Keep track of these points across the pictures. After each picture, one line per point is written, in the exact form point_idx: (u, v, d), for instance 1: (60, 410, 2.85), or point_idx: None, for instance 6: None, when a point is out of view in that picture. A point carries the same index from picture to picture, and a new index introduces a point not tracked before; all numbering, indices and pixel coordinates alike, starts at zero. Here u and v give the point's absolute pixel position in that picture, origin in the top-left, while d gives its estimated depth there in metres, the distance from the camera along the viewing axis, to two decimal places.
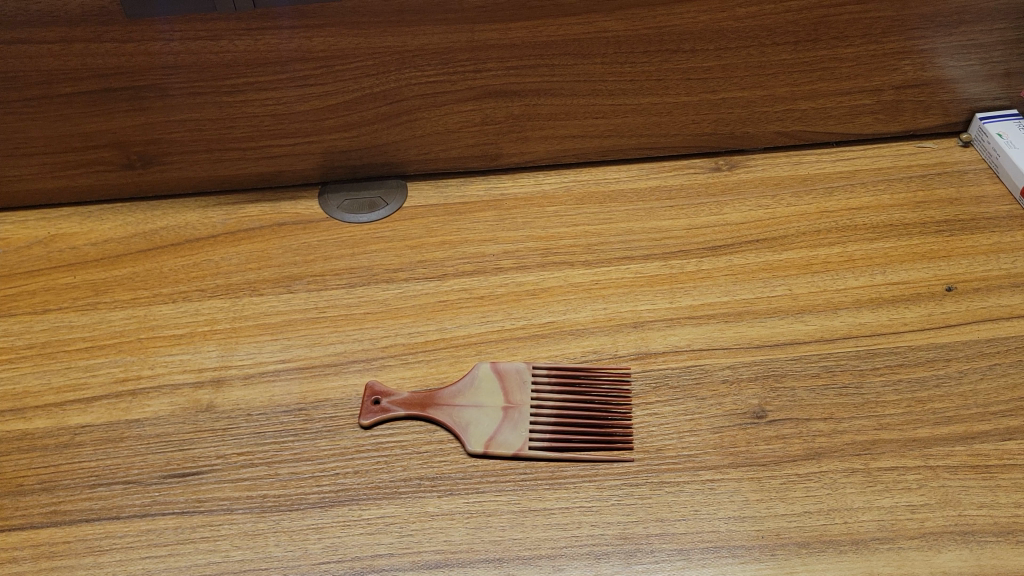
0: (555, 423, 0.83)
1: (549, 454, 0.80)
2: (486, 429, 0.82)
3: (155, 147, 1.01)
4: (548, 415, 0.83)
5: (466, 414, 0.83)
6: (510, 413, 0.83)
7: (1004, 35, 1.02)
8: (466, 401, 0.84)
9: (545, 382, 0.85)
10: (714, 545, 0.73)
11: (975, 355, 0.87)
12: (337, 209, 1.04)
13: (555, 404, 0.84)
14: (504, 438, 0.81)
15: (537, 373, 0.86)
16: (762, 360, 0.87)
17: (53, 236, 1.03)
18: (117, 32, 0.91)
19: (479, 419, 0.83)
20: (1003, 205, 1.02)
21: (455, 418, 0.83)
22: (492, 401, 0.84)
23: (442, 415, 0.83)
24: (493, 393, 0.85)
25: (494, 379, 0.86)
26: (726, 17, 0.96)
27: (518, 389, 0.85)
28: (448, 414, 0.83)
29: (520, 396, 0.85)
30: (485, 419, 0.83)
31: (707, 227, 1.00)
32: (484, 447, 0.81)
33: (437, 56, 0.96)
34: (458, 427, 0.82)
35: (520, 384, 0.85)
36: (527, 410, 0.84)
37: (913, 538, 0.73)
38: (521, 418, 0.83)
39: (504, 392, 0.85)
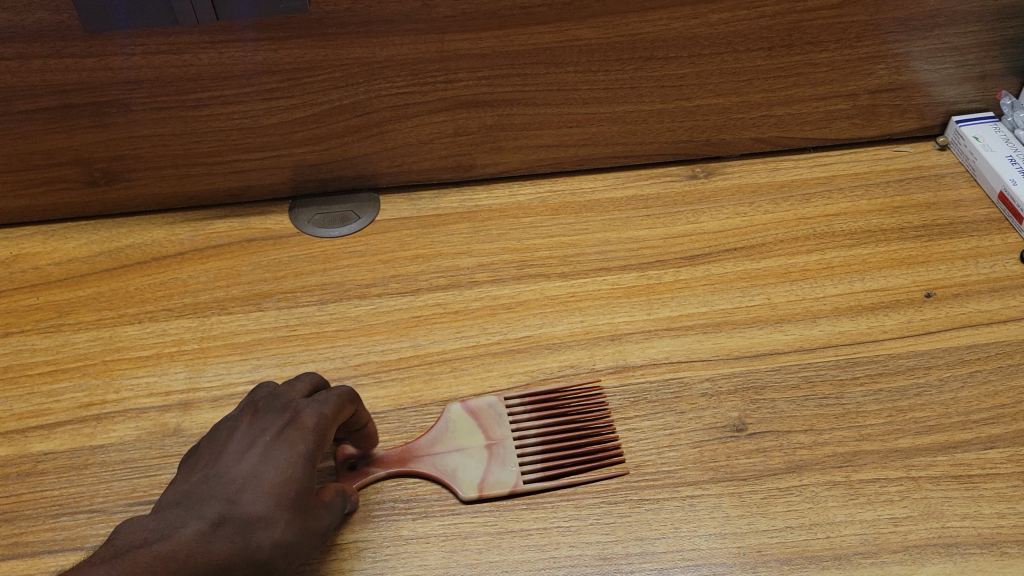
0: (542, 450, 0.80)
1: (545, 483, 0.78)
2: (476, 472, 0.79)
3: (120, 163, 0.99)
4: (535, 443, 0.81)
5: (450, 462, 0.79)
6: (494, 450, 0.81)
7: (978, 37, 1.01)
8: (447, 448, 0.81)
9: (520, 408, 0.83)
10: (694, 563, 0.72)
11: (955, 363, 0.86)
12: (307, 224, 1.02)
13: (535, 428, 0.82)
14: (497, 477, 0.78)
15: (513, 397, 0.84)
16: (741, 371, 0.86)
17: (16, 257, 1.01)
18: (76, 47, 0.88)
19: (466, 462, 0.79)
20: (981, 208, 1.01)
21: (441, 468, 0.79)
22: (472, 442, 0.81)
23: (427, 467, 0.79)
24: (471, 433, 0.82)
25: (468, 419, 0.83)
26: (699, 23, 0.95)
27: (497, 424, 0.82)
28: (432, 465, 0.79)
29: (500, 432, 0.82)
30: (471, 462, 0.79)
31: (683, 236, 0.99)
32: (480, 491, 0.77)
33: (407, 67, 0.94)
34: (446, 476, 0.78)
35: (496, 417, 0.83)
36: (511, 444, 0.81)
37: (896, 552, 0.72)
38: (507, 453, 0.80)
39: (483, 430, 0.82)
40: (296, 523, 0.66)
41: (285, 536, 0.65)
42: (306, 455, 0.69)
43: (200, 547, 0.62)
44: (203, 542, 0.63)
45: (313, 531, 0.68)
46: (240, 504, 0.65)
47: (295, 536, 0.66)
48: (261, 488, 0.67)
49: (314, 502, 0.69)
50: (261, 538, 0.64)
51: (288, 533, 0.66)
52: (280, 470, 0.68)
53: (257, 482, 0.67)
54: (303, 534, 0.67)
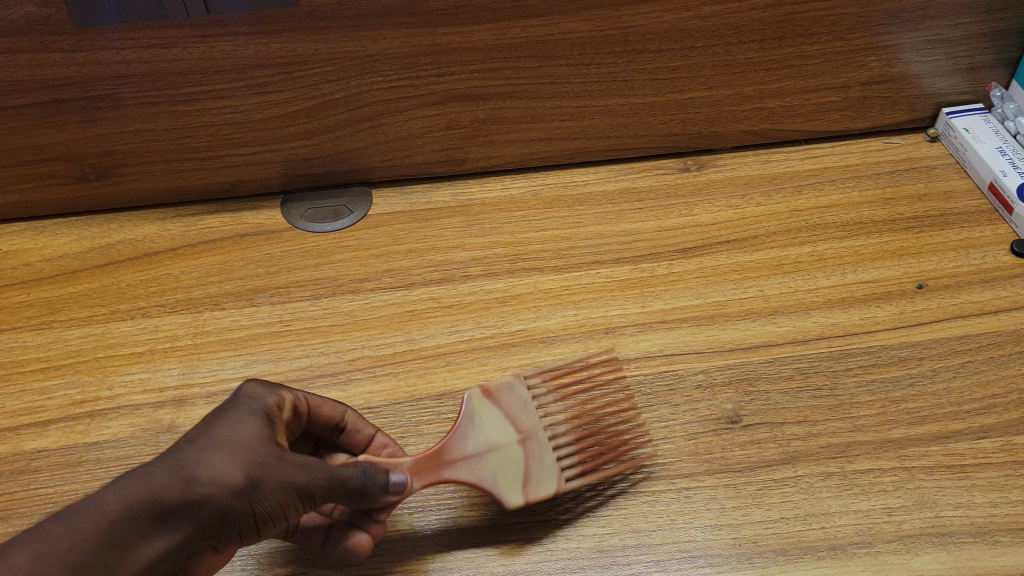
0: (577, 430, 0.78)
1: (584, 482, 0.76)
2: (517, 472, 0.75)
3: (110, 158, 0.99)
4: (568, 424, 0.79)
5: (486, 463, 0.75)
6: (531, 444, 0.76)
7: (968, 29, 1.01)
8: (479, 446, 0.75)
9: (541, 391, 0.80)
10: (690, 554, 0.72)
11: (947, 353, 0.86)
12: (300, 218, 1.02)
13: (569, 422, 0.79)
14: (539, 476, 0.75)
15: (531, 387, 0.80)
16: (735, 363, 0.86)
17: (5, 253, 1.00)
18: (65, 41, 0.88)
19: (503, 462, 0.75)
20: (971, 200, 1.01)
21: (477, 471, 0.74)
22: (504, 437, 0.76)
23: (462, 474, 0.74)
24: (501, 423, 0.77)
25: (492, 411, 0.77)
26: (692, 16, 0.95)
27: (524, 414, 0.77)
28: (466, 471, 0.74)
29: (530, 425, 0.77)
30: (508, 458, 0.75)
31: (677, 229, 0.99)
32: (528, 493, 0.74)
33: (399, 60, 0.94)
34: (485, 482, 0.74)
35: (524, 401, 0.78)
36: (545, 437, 0.77)
37: (890, 541, 0.72)
38: (541, 448, 0.76)
39: (512, 423, 0.77)
40: (274, 466, 0.62)
41: (241, 467, 0.60)
42: (259, 414, 0.66)
43: (148, 474, 0.57)
44: (147, 474, 0.57)
45: (280, 471, 0.62)
46: (202, 444, 0.61)
47: (272, 479, 0.61)
48: (225, 433, 0.62)
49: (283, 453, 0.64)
50: (220, 476, 0.59)
51: (263, 473, 0.61)
52: (227, 421, 0.64)
53: (218, 430, 0.63)
54: (283, 481, 0.62)
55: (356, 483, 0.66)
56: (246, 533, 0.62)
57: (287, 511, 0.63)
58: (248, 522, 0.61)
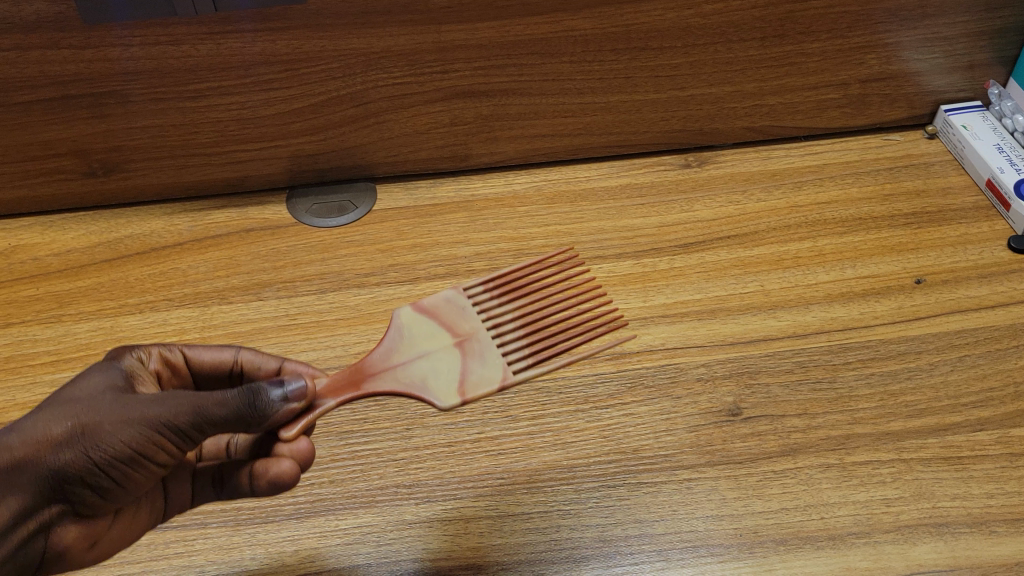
0: (522, 324, 0.85)
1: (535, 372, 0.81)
2: (451, 376, 0.79)
3: (118, 154, 1.00)
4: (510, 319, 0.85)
5: (416, 371, 0.79)
6: (466, 344, 0.82)
7: (967, 27, 1.02)
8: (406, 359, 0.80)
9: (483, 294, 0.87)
10: (692, 544, 0.74)
11: (945, 347, 0.87)
12: (305, 213, 1.03)
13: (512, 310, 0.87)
14: (474, 376, 0.80)
15: (471, 293, 0.87)
16: (736, 357, 0.87)
17: (14, 248, 1.01)
18: (74, 38, 0.88)
19: (435, 363, 0.80)
20: (969, 196, 1.03)
21: (406, 378, 0.79)
22: (436, 343, 0.81)
23: (388, 383, 0.78)
24: (433, 330, 0.83)
25: (425, 318, 0.83)
26: (694, 14, 0.96)
27: (459, 320, 0.84)
28: (392, 379, 0.78)
29: (467, 327, 0.83)
30: (440, 360, 0.80)
31: (678, 224, 1.00)
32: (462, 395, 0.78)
33: (403, 57, 0.95)
34: (416, 387, 0.78)
35: (460, 310, 0.85)
36: (480, 338, 0.82)
37: (889, 531, 0.74)
38: (478, 347, 0.82)
39: (445, 329, 0.83)
40: (113, 410, 0.63)
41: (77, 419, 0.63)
42: None
43: None
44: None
45: (126, 413, 0.63)
46: (49, 407, 0.64)
47: (112, 424, 0.63)
48: (74, 391, 0.65)
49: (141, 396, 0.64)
50: (56, 430, 0.62)
51: (101, 420, 0.63)
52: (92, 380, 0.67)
53: (71, 389, 0.66)
54: (127, 423, 0.62)
55: (230, 408, 0.63)
56: (116, 484, 0.65)
57: (152, 450, 0.63)
58: (106, 472, 0.63)
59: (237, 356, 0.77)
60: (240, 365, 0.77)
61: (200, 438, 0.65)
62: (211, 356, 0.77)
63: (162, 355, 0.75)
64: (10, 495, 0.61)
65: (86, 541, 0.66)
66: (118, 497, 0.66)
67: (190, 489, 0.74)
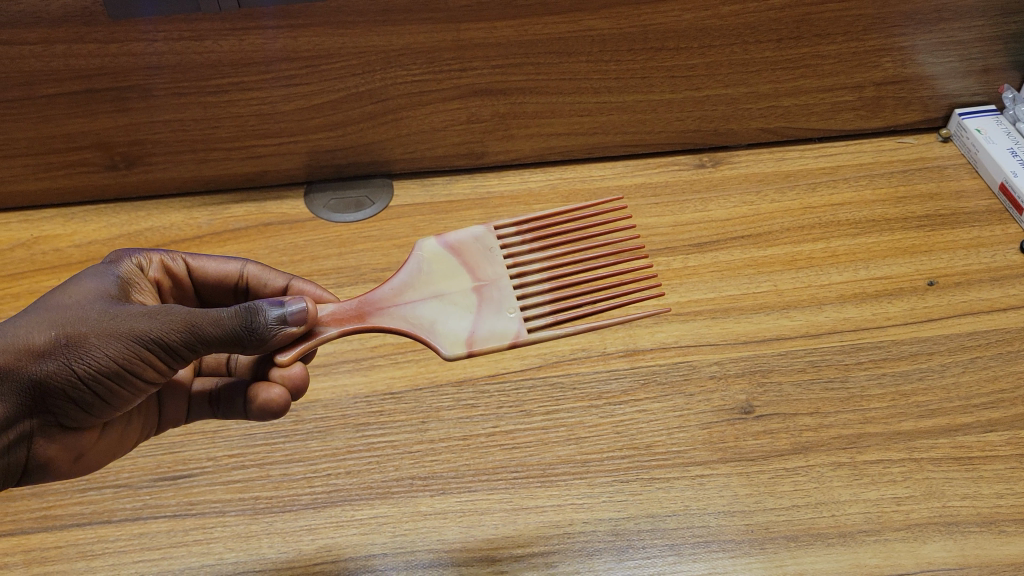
0: (549, 277, 0.84)
1: (548, 331, 0.80)
2: (460, 326, 0.79)
3: (139, 147, 1.01)
4: (538, 269, 0.84)
5: (425, 314, 0.79)
6: (484, 291, 0.81)
7: (982, 31, 1.03)
8: (420, 298, 0.80)
9: (518, 240, 0.86)
10: (704, 539, 0.74)
11: (957, 349, 0.88)
12: (323, 208, 1.04)
13: (545, 259, 0.85)
14: (485, 330, 0.79)
15: (502, 233, 0.86)
16: (749, 355, 0.88)
17: (37, 239, 1.03)
18: (99, 32, 0.90)
19: (446, 308, 0.80)
20: (982, 199, 1.03)
21: (415, 319, 0.79)
22: (453, 288, 0.81)
23: (395, 321, 0.78)
24: (455, 270, 0.82)
25: (449, 257, 0.83)
26: (710, 15, 0.97)
27: (484, 265, 0.83)
28: (398, 317, 0.79)
29: (489, 273, 0.82)
30: (453, 306, 0.80)
31: (693, 224, 1.01)
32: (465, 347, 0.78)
33: (422, 55, 0.96)
34: (422, 329, 0.78)
35: (486, 251, 0.84)
36: (500, 288, 0.82)
37: (899, 530, 0.74)
38: (494, 297, 0.81)
39: (467, 273, 0.82)
40: (99, 326, 0.67)
41: (60, 330, 0.67)
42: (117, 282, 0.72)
43: None
44: None
45: (111, 330, 0.67)
46: (35, 314, 0.68)
47: (99, 338, 0.67)
48: (62, 300, 0.69)
49: (126, 313, 0.68)
50: (40, 338, 0.66)
51: (88, 333, 0.67)
52: (78, 291, 0.71)
53: (57, 296, 0.70)
54: (114, 337, 0.67)
55: (223, 328, 0.68)
56: (97, 397, 0.69)
57: (135, 367, 0.68)
58: (89, 384, 0.68)
59: (242, 270, 0.82)
60: (244, 278, 0.82)
61: (187, 354, 0.69)
62: (216, 267, 0.82)
63: (163, 263, 0.80)
64: None
65: (67, 454, 0.72)
66: (100, 410, 0.71)
67: (184, 406, 0.81)
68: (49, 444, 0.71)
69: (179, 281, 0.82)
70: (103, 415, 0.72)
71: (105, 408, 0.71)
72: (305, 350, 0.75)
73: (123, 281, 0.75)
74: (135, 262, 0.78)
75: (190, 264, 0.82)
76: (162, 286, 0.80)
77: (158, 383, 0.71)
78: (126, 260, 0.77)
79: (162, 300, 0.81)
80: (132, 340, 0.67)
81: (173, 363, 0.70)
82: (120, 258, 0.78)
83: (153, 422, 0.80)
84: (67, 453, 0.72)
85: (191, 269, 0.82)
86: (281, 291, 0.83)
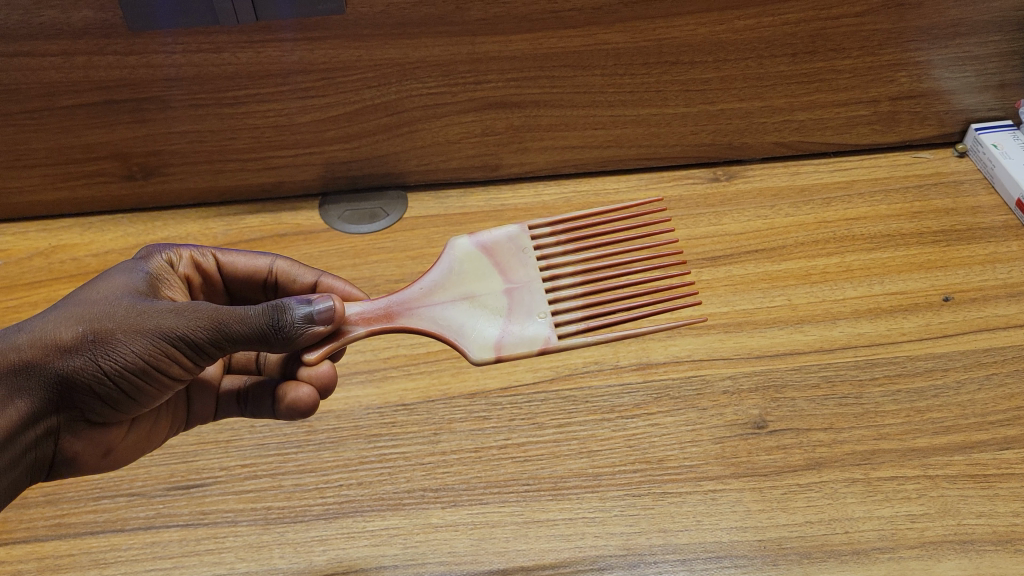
0: (582, 281, 0.85)
1: (579, 338, 0.82)
2: (490, 332, 0.80)
3: (157, 158, 1.02)
4: (571, 272, 0.86)
5: (453, 318, 0.81)
6: (515, 294, 0.83)
7: (999, 47, 1.03)
8: (449, 301, 0.82)
9: (551, 242, 0.87)
10: (716, 555, 0.74)
11: (973, 365, 0.87)
12: (338, 219, 1.05)
13: (579, 263, 0.87)
14: (514, 336, 0.80)
15: (536, 234, 0.87)
16: (762, 370, 0.88)
17: (54, 248, 1.04)
18: (119, 44, 0.91)
19: (475, 311, 0.81)
20: (998, 215, 1.03)
21: (443, 321, 0.81)
22: (482, 291, 0.82)
23: (423, 322, 0.80)
24: (486, 271, 0.84)
25: (480, 258, 0.84)
26: (724, 29, 0.97)
27: (514, 268, 0.84)
28: (426, 319, 0.80)
29: (518, 276, 0.84)
30: (483, 308, 0.81)
31: (706, 237, 1.01)
32: (495, 353, 0.79)
33: (438, 68, 0.97)
34: (450, 331, 0.80)
35: (518, 253, 0.86)
36: (529, 292, 0.83)
37: (913, 547, 0.74)
38: (522, 301, 0.83)
39: (496, 276, 0.84)
40: (124, 323, 0.68)
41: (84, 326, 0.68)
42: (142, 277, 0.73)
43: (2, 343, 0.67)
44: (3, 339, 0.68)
45: (136, 327, 0.68)
46: (63, 309, 0.69)
47: (125, 334, 0.68)
48: (89, 296, 0.70)
49: (151, 309, 0.69)
50: (66, 334, 0.67)
51: (115, 329, 0.68)
52: (104, 286, 0.72)
53: (84, 291, 0.71)
54: (141, 334, 0.68)
55: (249, 326, 0.69)
56: (123, 394, 0.70)
57: (160, 364, 0.69)
58: (115, 380, 0.69)
59: (272, 265, 0.84)
60: (274, 274, 0.84)
61: (213, 352, 0.70)
62: (246, 263, 0.84)
63: (192, 259, 0.81)
64: (22, 398, 0.67)
65: (96, 449, 0.74)
66: (126, 406, 0.72)
67: (212, 403, 0.83)
68: (75, 439, 0.72)
69: (209, 277, 0.83)
70: (129, 411, 0.73)
71: (132, 404, 0.72)
72: (333, 349, 0.77)
73: (151, 278, 0.75)
74: (165, 258, 0.79)
75: (220, 261, 0.83)
76: (193, 283, 0.81)
77: (184, 379, 0.72)
78: (156, 257, 0.78)
79: (192, 296, 0.82)
80: (157, 337, 0.68)
81: (199, 360, 0.70)
82: (149, 255, 0.79)
83: (181, 419, 0.82)
84: (94, 448, 0.74)
85: (220, 266, 0.83)
86: (310, 288, 0.84)
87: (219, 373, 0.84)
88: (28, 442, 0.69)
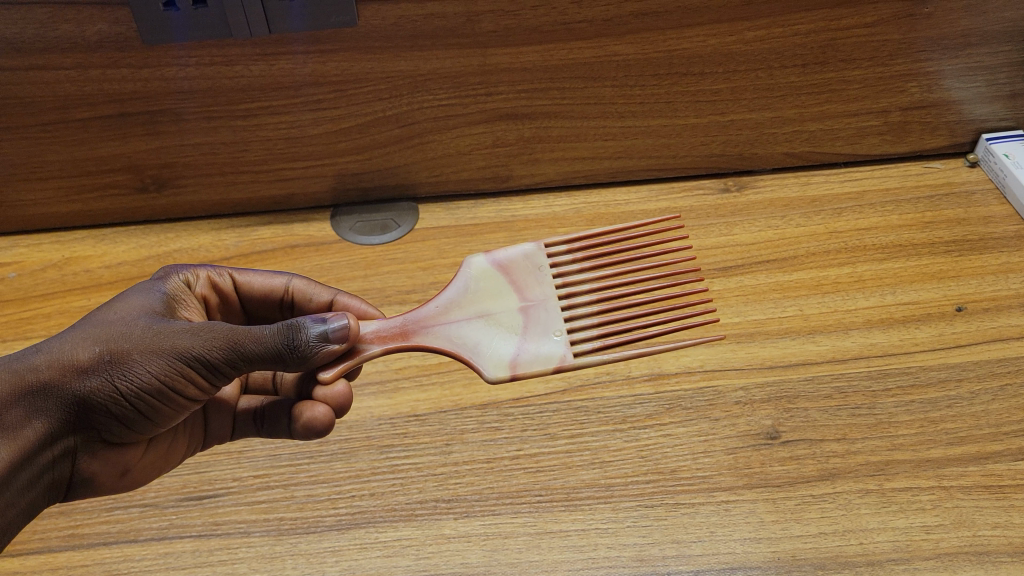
0: (598, 298, 0.87)
1: (596, 355, 0.83)
2: (506, 350, 0.82)
3: (169, 171, 1.03)
4: (589, 289, 0.87)
5: (469, 336, 0.82)
6: (531, 312, 0.84)
7: (1009, 57, 1.03)
8: (465, 320, 0.83)
9: (568, 260, 0.89)
10: (730, 566, 0.74)
11: (986, 375, 0.87)
12: (349, 231, 1.05)
13: (596, 280, 0.88)
14: (529, 355, 0.82)
15: (552, 251, 0.89)
16: (773, 381, 0.88)
17: (67, 260, 1.04)
18: (133, 57, 0.92)
19: (490, 330, 0.83)
20: (1010, 224, 1.02)
21: (459, 339, 0.82)
22: (499, 309, 0.84)
23: (439, 340, 0.81)
24: (503, 289, 0.85)
25: (496, 277, 0.86)
26: (735, 40, 0.97)
27: (529, 286, 0.86)
28: (441, 337, 0.81)
29: (535, 294, 0.85)
30: (499, 326, 0.83)
31: (717, 248, 1.01)
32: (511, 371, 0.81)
33: (449, 79, 0.97)
34: (466, 349, 0.81)
35: (534, 271, 0.87)
36: (544, 310, 0.84)
37: (929, 559, 0.73)
38: (537, 320, 0.84)
39: (512, 293, 0.85)
40: (140, 344, 0.68)
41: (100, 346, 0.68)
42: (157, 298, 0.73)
43: (19, 364, 0.68)
44: (20, 360, 0.68)
45: (152, 347, 0.68)
46: (80, 330, 0.70)
47: (142, 354, 0.68)
48: (105, 317, 0.71)
49: (167, 330, 0.69)
50: (81, 355, 0.68)
51: (131, 349, 0.68)
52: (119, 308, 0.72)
53: (101, 312, 0.71)
54: (157, 354, 0.68)
55: (266, 346, 0.69)
56: (139, 414, 0.71)
57: (176, 385, 0.69)
58: (130, 401, 0.69)
59: (289, 284, 0.84)
60: (290, 292, 0.84)
61: (229, 372, 0.70)
62: (262, 282, 0.84)
63: (209, 279, 0.82)
64: (38, 418, 0.67)
65: (111, 469, 0.74)
66: (142, 426, 0.72)
67: (229, 422, 0.83)
68: (92, 458, 0.73)
69: (227, 296, 0.84)
70: (144, 431, 0.73)
71: (147, 424, 0.72)
72: (349, 367, 0.77)
73: (167, 299, 0.76)
74: (183, 279, 0.80)
75: (237, 280, 0.83)
76: (210, 302, 0.82)
77: (199, 400, 0.73)
78: (174, 277, 0.79)
79: (210, 316, 0.83)
80: (173, 358, 0.68)
81: (215, 379, 0.71)
82: (168, 275, 0.80)
83: (198, 438, 0.82)
84: (111, 468, 0.74)
85: (237, 285, 0.84)
86: (327, 305, 0.84)
87: (236, 394, 0.84)
88: (46, 462, 0.69)
